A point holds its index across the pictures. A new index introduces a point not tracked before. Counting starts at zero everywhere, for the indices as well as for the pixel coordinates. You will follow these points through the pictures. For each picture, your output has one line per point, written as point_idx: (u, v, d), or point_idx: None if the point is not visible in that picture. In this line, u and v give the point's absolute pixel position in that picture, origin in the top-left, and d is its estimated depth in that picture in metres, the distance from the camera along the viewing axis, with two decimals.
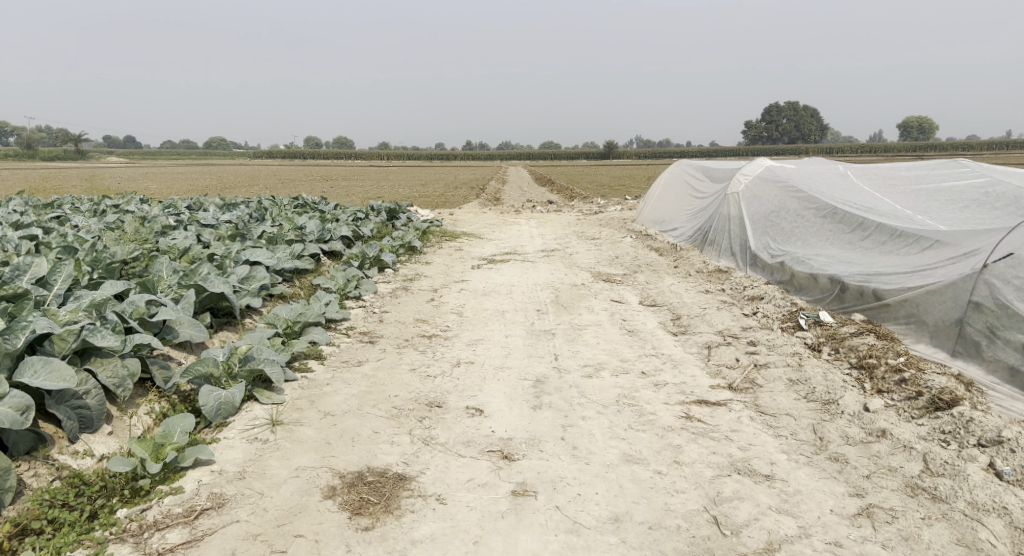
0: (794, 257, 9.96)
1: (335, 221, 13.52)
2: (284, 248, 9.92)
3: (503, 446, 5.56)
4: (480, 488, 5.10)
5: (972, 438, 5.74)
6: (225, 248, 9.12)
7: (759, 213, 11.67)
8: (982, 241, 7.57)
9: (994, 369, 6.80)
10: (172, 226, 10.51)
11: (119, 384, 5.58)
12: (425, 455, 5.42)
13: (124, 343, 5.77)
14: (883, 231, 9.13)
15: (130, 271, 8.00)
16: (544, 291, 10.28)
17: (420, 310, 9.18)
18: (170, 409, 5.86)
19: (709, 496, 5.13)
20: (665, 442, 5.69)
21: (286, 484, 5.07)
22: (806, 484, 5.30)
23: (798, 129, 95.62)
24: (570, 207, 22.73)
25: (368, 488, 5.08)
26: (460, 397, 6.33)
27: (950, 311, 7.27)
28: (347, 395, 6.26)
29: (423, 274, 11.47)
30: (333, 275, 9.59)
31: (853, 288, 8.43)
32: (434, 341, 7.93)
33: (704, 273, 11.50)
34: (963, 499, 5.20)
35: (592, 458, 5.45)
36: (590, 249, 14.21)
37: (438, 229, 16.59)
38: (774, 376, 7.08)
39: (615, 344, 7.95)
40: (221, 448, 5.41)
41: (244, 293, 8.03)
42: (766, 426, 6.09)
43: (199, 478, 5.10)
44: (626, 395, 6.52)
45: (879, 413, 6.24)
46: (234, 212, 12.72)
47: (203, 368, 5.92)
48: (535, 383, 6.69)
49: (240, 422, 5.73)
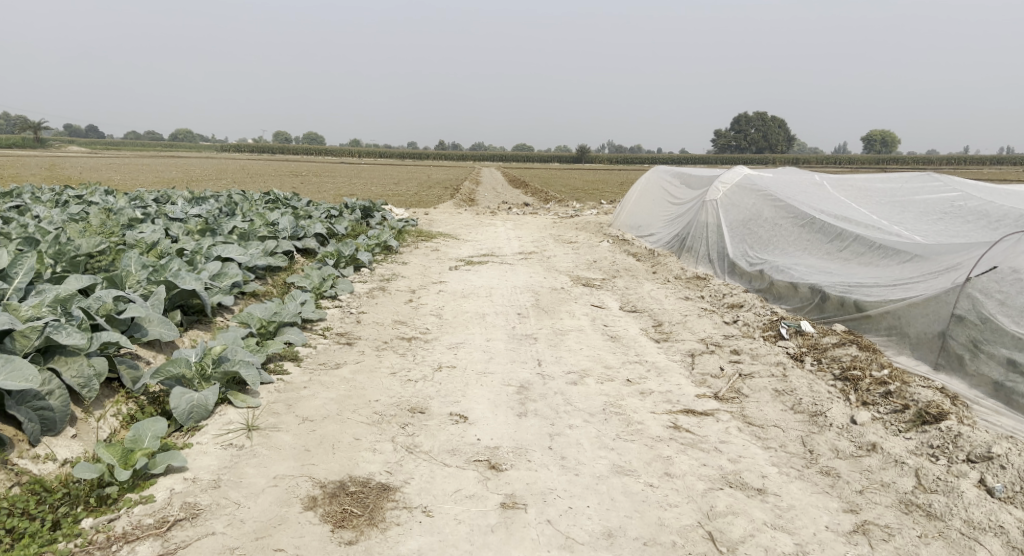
0: (773, 266, 9.89)
1: (308, 218, 13.22)
2: (257, 245, 9.64)
3: (490, 455, 5.37)
4: (467, 500, 4.91)
5: (961, 453, 5.66)
6: (195, 243, 8.82)
7: (737, 220, 11.61)
8: (962, 255, 7.55)
9: (978, 383, 6.73)
10: (139, 219, 10.18)
11: (85, 385, 5.32)
12: (409, 464, 5.22)
13: (90, 341, 5.50)
14: (862, 242, 9.09)
15: (96, 265, 7.69)
16: (524, 294, 10.11)
17: (399, 312, 8.96)
18: (138, 412, 5.59)
19: (703, 510, 4.99)
20: (655, 453, 5.55)
21: (263, 493, 4.84)
22: (800, 499, 5.18)
23: (767, 138, 96.65)
24: (545, 210, 22.59)
25: (350, 499, 4.86)
26: (443, 403, 6.13)
27: (933, 324, 7.22)
28: (325, 399, 6.03)
29: (399, 275, 11.25)
30: (308, 274, 9.33)
31: (834, 299, 8.36)
32: (414, 344, 7.72)
33: (683, 279, 11.41)
34: (960, 517, 5.14)
35: (581, 469, 5.28)
36: (568, 252, 14.08)
37: (413, 228, 16.33)
38: (759, 386, 6.97)
39: (598, 350, 7.80)
40: (193, 454, 5.16)
41: (216, 290, 7.76)
42: (755, 438, 5.97)
43: (171, 486, 4.85)
44: (612, 403, 6.37)
45: (867, 426, 6.15)
46: (204, 206, 12.38)
47: (175, 369, 5.67)
48: (519, 390, 6.51)
49: (213, 427, 5.48)
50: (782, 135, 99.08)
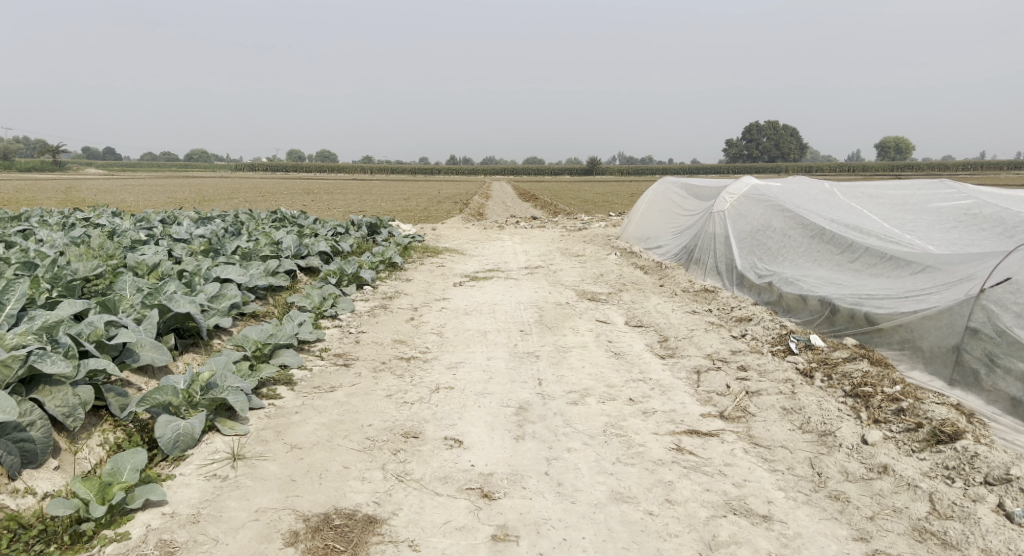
0: (782, 278, 9.67)
1: (312, 236, 13.10)
2: (258, 264, 9.50)
3: (483, 483, 5.18)
4: (457, 533, 4.73)
5: (978, 475, 5.43)
6: (195, 263, 8.69)
7: (745, 231, 11.40)
8: (976, 266, 7.32)
9: (995, 400, 6.49)
10: (141, 240, 10.09)
11: (69, 414, 5.18)
12: (399, 493, 5.04)
13: (77, 368, 5.38)
14: (873, 253, 8.86)
15: (93, 289, 7.57)
16: (528, 310, 9.93)
17: (399, 330, 8.80)
18: (126, 440, 5.44)
19: (705, 540, 4.79)
20: (656, 479, 5.34)
21: (243, 528, 4.68)
22: (807, 526, 4.97)
23: (778, 147, 96.26)
24: (553, 223, 22.44)
25: (334, 533, 4.70)
26: (438, 426, 5.94)
27: (947, 337, 6.98)
28: (316, 425, 5.87)
29: (403, 292, 11.08)
30: (309, 294, 9.19)
31: (845, 311, 8.13)
32: (412, 364, 7.54)
33: (690, 292, 11.20)
34: (976, 546, 4.91)
35: (578, 496, 5.09)
36: (575, 266, 13.89)
37: (419, 244, 16.18)
38: (767, 404, 6.75)
39: (601, 368, 7.61)
40: (175, 486, 5.01)
41: (212, 312, 7.61)
42: (761, 460, 5.75)
43: (148, 522, 4.70)
44: (613, 425, 6.17)
45: (879, 446, 5.92)
46: (208, 226, 12.29)
47: (161, 397, 5.51)
48: (518, 411, 6.32)
49: (199, 457, 5.33)
50: (794, 143, 98.60)
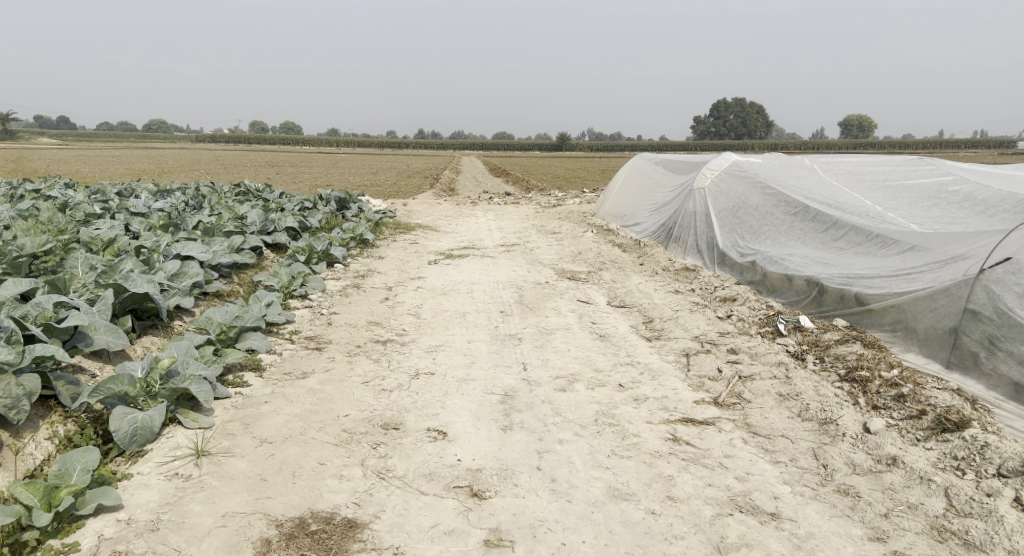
0: (766, 257, 9.33)
1: (279, 211, 12.54)
2: (222, 240, 8.96)
3: (472, 480, 4.81)
4: (446, 538, 4.38)
5: (990, 466, 5.15)
6: (154, 239, 8.15)
7: (725, 209, 11.06)
8: (970, 245, 7.04)
9: (996, 384, 6.22)
10: (94, 214, 9.48)
11: (13, 406, 4.72)
12: (381, 493, 4.65)
13: (22, 355, 4.90)
14: (859, 231, 8.56)
15: (41, 266, 7.04)
16: (507, 289, 9.53)
17: (373, 312, 8.34)
18: (77, 434, 4.98)
19: (713, 543, 4.49)
20: (655, 473, 5.01)
21: (210, 537, 4.27)
22: (819, 525, 4.70)
23: (746, 124, 96.44)
24: (527, 199, 21.98)
25: (311, 541, 4.31)
26: (420, 416, 5.54)
27: (944, 319, 6.69)
28: (287, 416, 5.42)
29: (376, 271, 10.59)
30: (276, 272, 8.71)
31: (833, 292, 7.81)
32: (389, 348, 7.11)
33: (672, 271, 10.84)
34: (1001, 547, 4.65)
35: (574, 494, 4.74)
36: (552, 244, 13.48)
37: (391, 221, 15.68)
38: (762, 390, 6.41)
39: (587, 351, 7.23)
40: (132, 488, 4.58)
41: (173, 291, 7.11)
42: (762, 451, 5.43)
43: (101, 531, 4.27)
44: (605, 413, 5.81)
45: (884, 435, 5.61)
46: (167, 199, 11.69)
47: (116, 386, 5.05)
48: (504, 399, 5.93)
49: (159, 453, 4.89)
50: (762, 121, 98.97)
